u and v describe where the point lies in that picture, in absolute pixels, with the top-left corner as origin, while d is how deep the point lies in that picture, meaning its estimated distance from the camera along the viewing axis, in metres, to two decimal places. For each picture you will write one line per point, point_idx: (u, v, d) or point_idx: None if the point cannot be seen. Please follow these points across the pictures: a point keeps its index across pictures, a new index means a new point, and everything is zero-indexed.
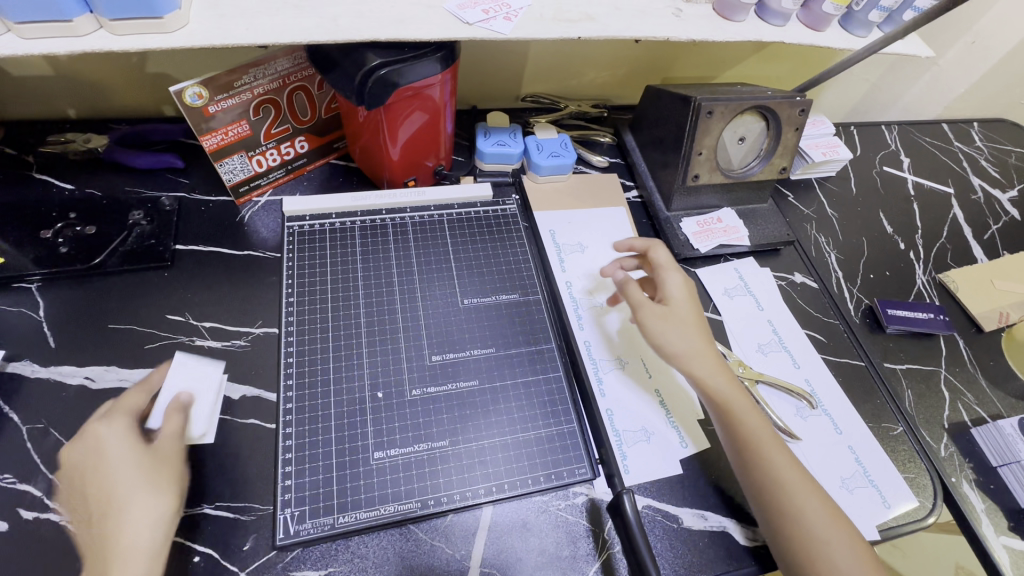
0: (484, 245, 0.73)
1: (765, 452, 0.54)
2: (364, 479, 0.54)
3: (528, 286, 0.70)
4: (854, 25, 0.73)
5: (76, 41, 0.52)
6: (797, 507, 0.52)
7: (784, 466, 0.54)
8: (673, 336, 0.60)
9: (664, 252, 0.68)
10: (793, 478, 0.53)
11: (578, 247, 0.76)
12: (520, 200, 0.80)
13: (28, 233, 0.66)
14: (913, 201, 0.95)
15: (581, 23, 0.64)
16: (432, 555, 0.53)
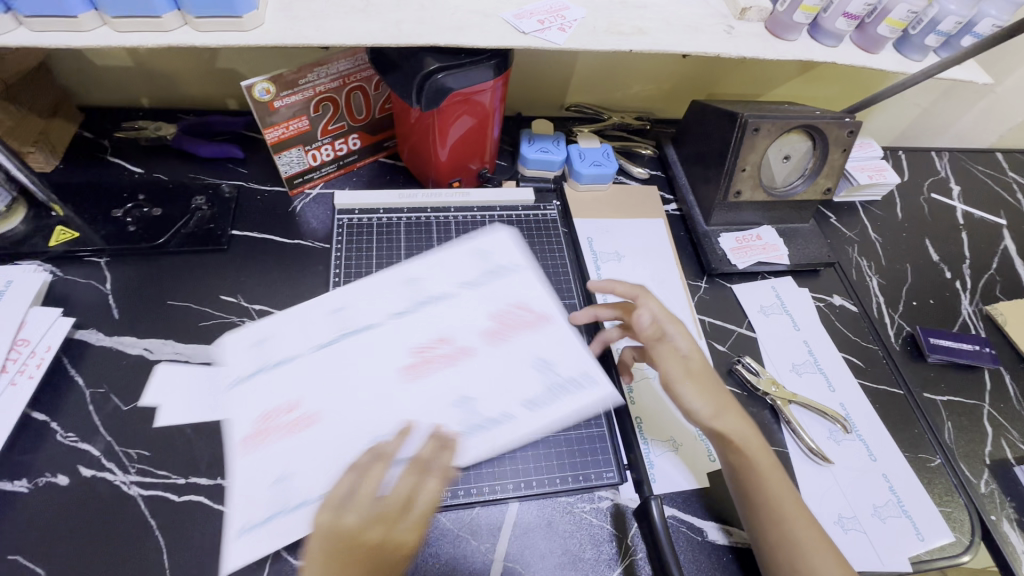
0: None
1: (774, 496, 0.53)
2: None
3: (565, 289, 0.72)
4: (909, 49, 0.72)
5: (162, 35, 0.56)
6: (803, 557, 0.50)
7: (798, 516, 0.52)
8: (690, 394, 0.57)
9: (653, 301, 0.61)
10: (801, 529, 0.51)
11: (614, 256, 0.77)
12: (560, 206, 0.81)
13: (101, 212, 0.71)
14: (962, 229, 0.92)
15: (634, 37, 0.65)
16: (456, 548, 0.54)
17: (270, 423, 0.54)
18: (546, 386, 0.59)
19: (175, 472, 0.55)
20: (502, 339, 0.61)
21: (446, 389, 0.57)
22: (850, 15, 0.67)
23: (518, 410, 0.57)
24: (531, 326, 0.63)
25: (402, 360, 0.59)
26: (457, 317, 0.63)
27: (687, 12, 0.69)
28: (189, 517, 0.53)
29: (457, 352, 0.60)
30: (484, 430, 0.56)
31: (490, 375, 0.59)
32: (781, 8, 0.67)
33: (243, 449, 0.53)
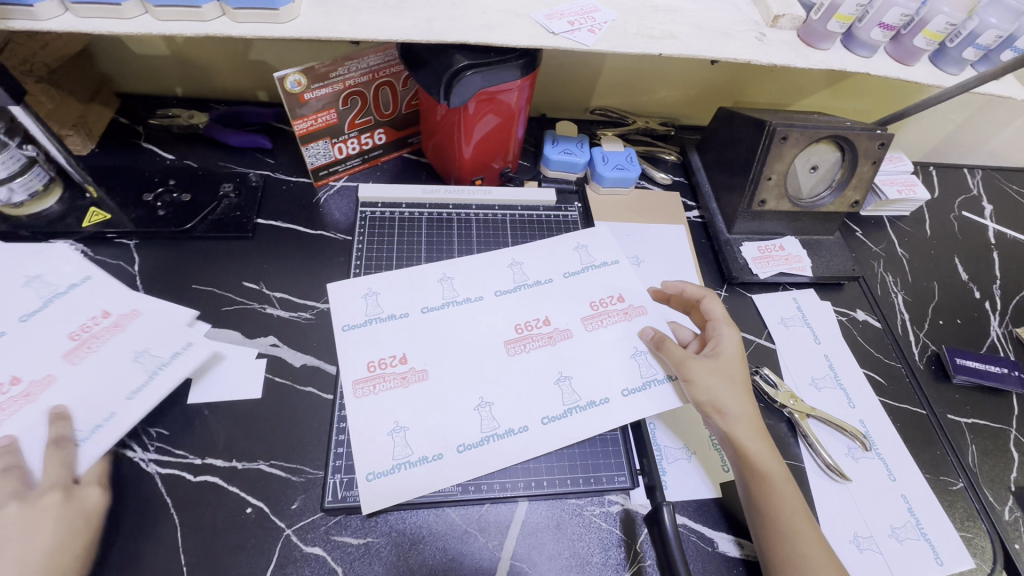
0: (543, 245, 0.74)
1: (784, 515, 0.52)
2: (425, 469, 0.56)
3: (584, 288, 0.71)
4: (945, 62, 0.71)
5: (201, 25, 0.57)
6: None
7: (806, 536, 0.50)
8: (720, 394, 0.57)
9: (718, 305, 0.65)
10: (808, 550, 0.50)
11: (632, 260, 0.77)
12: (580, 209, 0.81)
13: (132, 195, 0.73)
14: (993, 249, 0.90)
15: (664, 40, 0.65)
16: (465, 542, 0.54)
17: (375, 373, 0.60)
18: (638, 372, 0.63)
19: (192, 452, 0.56)
20: (599, 326, 0.67)
21: (548, 366, 0.63)
22: (886, 26, 0.66)
23: (616, 395, 0.62)
24: (625, 317, 0.68)
25: (506, 334, 0.65)
26: (559, 301, 0.69)
27: (718, 18, 0.69)
28: (202, 497, 0.54)
29: (558, 334, 0.66)
30: (580, 409, 0.61)
31: (588, 360, 0.64)
32: (814, 17, 0.66)
33: (357, 389, 0.59)
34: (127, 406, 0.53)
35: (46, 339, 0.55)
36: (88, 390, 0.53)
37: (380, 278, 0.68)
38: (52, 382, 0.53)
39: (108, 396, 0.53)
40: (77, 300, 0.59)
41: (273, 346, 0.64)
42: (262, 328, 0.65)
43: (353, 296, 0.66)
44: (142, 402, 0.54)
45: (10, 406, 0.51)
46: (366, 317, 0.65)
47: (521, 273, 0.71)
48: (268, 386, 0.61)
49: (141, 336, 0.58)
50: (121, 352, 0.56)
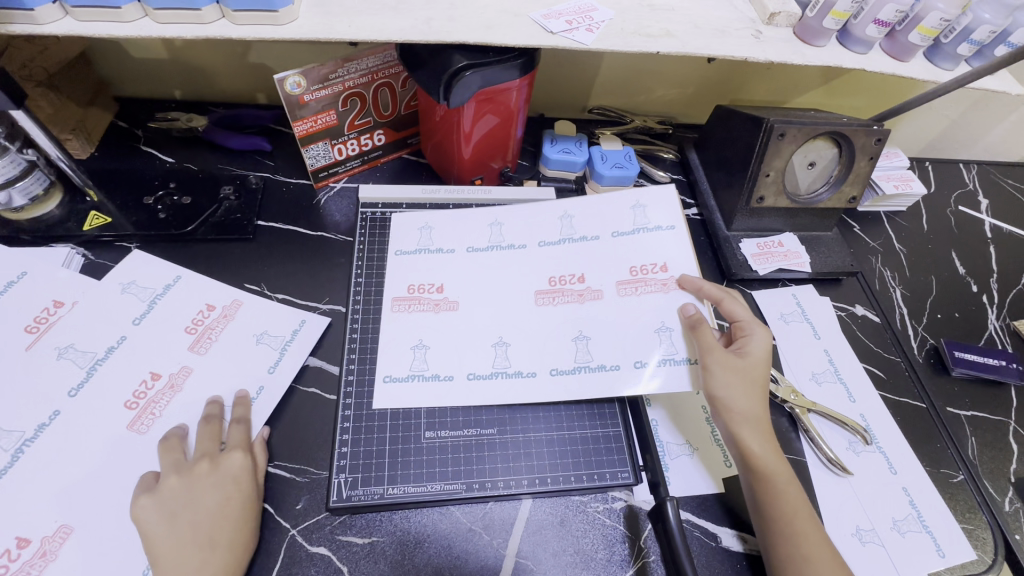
0: (600, 200, 0.71)
1: (789, 516, 0.52)
2: (428, 467, 0.56)
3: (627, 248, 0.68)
4: (940, 57, 0.71)
5: (201, 28, 0.57)
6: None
7: (812, 538, 0.51)
8: (735, 396, 0.57)
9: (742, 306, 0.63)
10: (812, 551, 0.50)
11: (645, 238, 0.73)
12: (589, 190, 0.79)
13: (132, 199, 0.73)
14: (989, 243, 0.90)
15: (661, 39, 0.65)
16: (470, 541, 0.54)
17: (415, 294, 0.65)
18: (659, 348, 0.60)
19: None
20: (632, 293, 0.63)
21: (568, 323, 0.62)
22: (881, 22, 0.66)
23: (627, 366, 0.59)
24: (662, 288, 0.63)
25: (541, 284, 0.66)
26: (599, 259, 0.67)
27: (715, 16, 0.69)
28: None
29: (588, 293, 0.64)
30: (589, 370, 0.59)
31: (613, 324, 0.62)
32: (810, 14, 0.67)
33: (395, 305, 0.65)
34: (271, 379, 0.60)
35: (163, 337, 0.61)
36: (223, 373, 0.59)
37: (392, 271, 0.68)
38: (189, 373, 0.59)
39: (246, 372, 0.60)
40: (177, 299, 0.64)
41: None
42: None
43: (409, 228, 0.72)
44: (284, 372, 0.61)
45: (163, 398, 0.57)
46: (418, 246, 0.70)
47: (569, 227, 0.70)
48: None
49: (251, 323, 0.64)
50: (240, 336, 0.62)
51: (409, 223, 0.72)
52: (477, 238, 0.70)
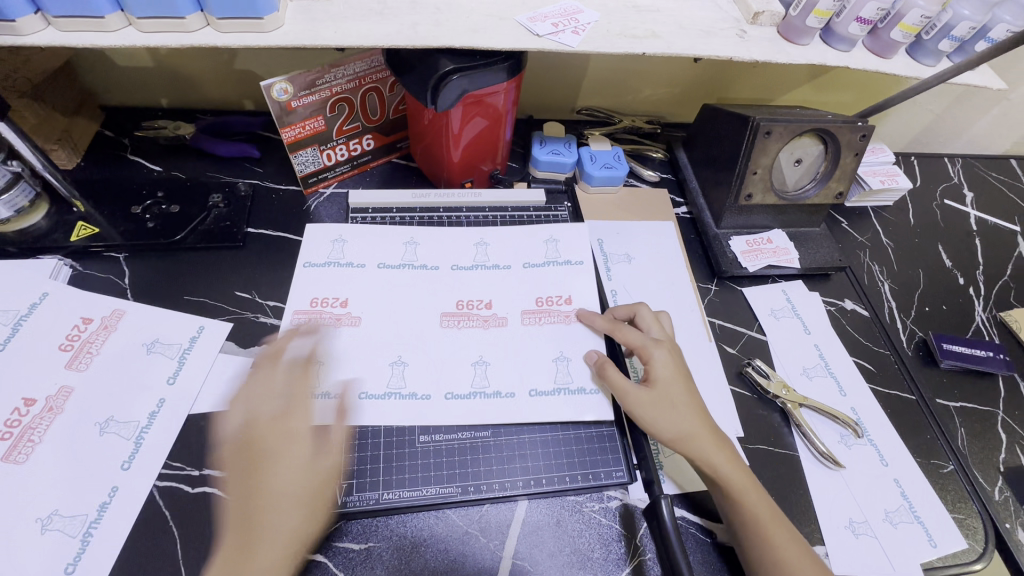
0: (518, 233, 0.75)
1: (762, 529, 0.52)
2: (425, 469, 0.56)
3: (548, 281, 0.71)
4: (922, 54, 0.72)
5: (185, 36, 0.57)
6: None
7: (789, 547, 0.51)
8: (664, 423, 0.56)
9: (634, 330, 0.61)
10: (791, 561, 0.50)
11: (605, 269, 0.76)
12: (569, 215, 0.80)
13: (120, 208, 0.72)
14: (975, 235, 0.91)
15: (646, 40, 0.66)
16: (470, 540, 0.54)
17: (316, 308, 0.65)
18: (553, 377, 0.62)
19: (189, 464, 0.56)
20: (535, 323, 0.66)
21: (472, 347, 0.64)
22: (863, 20, 0.67)
23: (521, 393, 0.61)
24: (564, 320, 0.67)
25: (527, 304, 0.68)
26: (509, 287, 0.69)
27: (699, 17, 0.70)
28: (202, 508, 0.54)
29: (493, 319, 0.66)
30: (569, 392, 0.62)
31: (513, 350, 0.64)
32: (793, 13, 0.67)
33: (296, 318, 0.64)
34: (172, 391, 0.59)
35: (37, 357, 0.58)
36: (118, 390, 0.58)
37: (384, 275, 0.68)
38: (71, 393, 0.57)
39: (149, 386, 0.59)
40: (61, 309, 0.62)
41: None
42: (256, 337, 0.65)
43: (394, 242, 0.72)
44: (185, 385, 0.60)
45: (41, 423, 0.55)
46: (328, 259, 0.69)
47: (485, 253, 0.72)
48: None
49: (139, 332, 0.62)
50: (130, 346, 0.61)
51: (391, 237, 0.72)
52: (457, 253, 0.72)
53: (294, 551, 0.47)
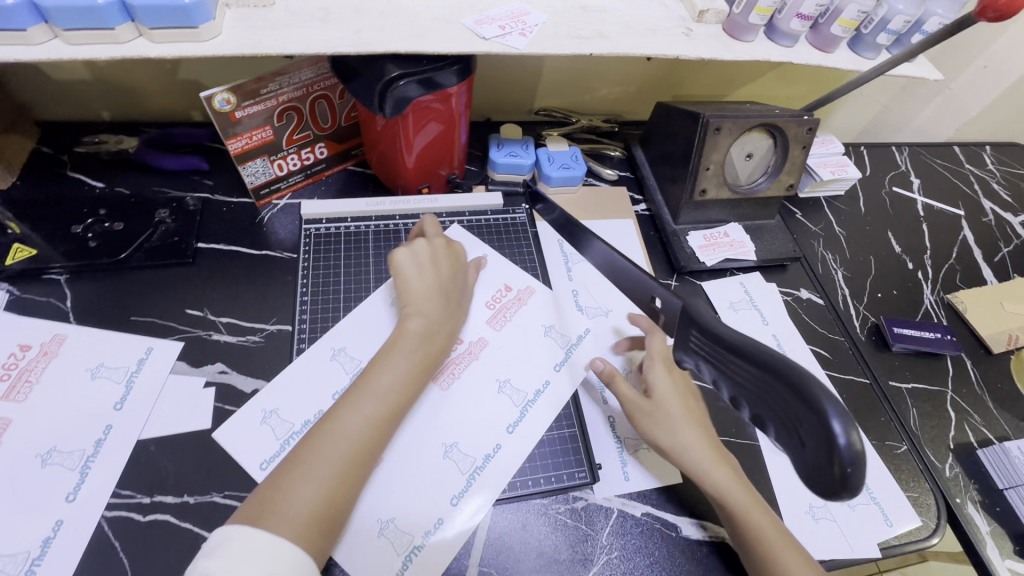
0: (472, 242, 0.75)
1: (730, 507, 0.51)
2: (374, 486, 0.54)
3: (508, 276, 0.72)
4: (862, 47, 0.75)
5: (116, 47, 0.55)
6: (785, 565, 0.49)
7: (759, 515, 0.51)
8: (659, 426, 0.55)
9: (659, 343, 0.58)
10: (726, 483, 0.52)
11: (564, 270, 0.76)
12: (540, 205, 0.79)
13: (60, 228, 0.69)
14: (922, 221, 0.95)
15: (594, 40, 0.66)
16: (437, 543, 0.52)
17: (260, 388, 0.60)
18: (557, 346, 0.67)
19: (140, 491, 0.54)
20: (503, 322, 0.68)
21: (486, 377, 0.63)
22: (804, 15, 0.68)
23: (552, 373, 0.65)
24: (519, 303, 0.70)
25: (484, 314, 0.68)
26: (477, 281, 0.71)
27: (646, 16, 0.70)
28: (155, 537, 0.52)
29: (474, 346, 0.65)
30: (531, 403, 0.62)
31: (509, 356, 0.65)
32: (736, 10, 0.69)
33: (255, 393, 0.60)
34: (120, 416, 0.57)
35: None
36: (60, 418, 0.55)
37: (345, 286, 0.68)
38: (8, 424, 0.54)
39: (96, 412, 0.57)
40: (0, 335, 0.60)
41: (222, 373, 0.62)
42: (208, 355, 0.63)
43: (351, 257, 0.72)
44: (133, 410, 0.57)
45: None
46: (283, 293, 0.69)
47: None
48: (218, 415, 0.59)
49: (81, 358, 0.60)
50: (74, 371, 0.59)
51: (346, 253, 0.72)
52: None
53: (329, 487, 0.46)
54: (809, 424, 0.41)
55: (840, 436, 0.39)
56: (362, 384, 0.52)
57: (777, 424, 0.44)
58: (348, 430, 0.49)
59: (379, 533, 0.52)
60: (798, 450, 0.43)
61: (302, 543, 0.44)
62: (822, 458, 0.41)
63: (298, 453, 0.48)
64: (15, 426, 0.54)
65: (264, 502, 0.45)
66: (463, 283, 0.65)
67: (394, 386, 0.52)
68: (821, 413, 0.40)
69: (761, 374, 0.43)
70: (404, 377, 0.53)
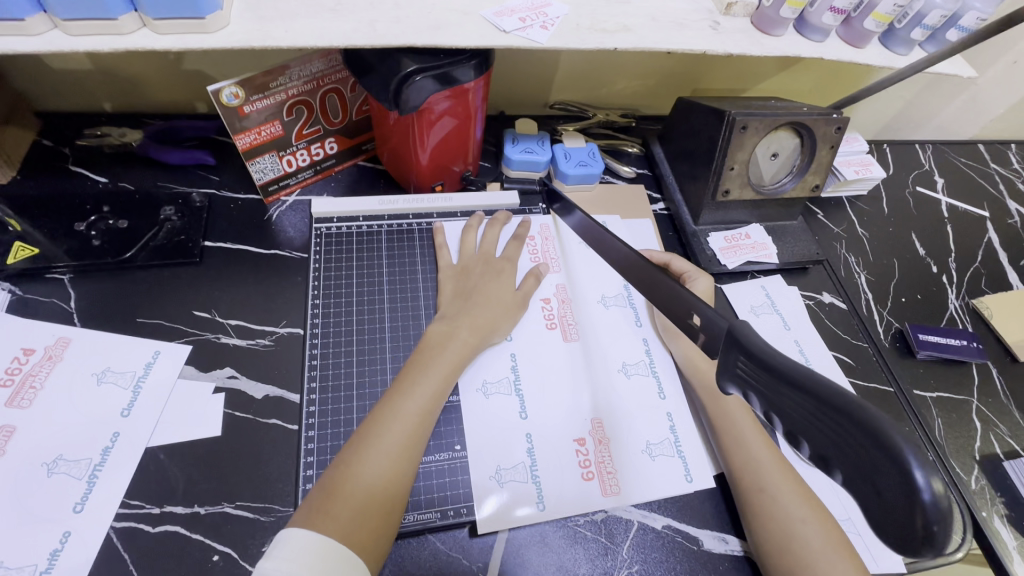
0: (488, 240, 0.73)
1: (767, 495, 0.54)
2: (422, 480, 0.55)
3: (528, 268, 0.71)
4: (895, 43, 0.71)
5: (119, 39, 0.52)
6: (795, 535, 0.52)
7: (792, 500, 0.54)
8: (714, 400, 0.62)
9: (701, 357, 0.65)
10: (775, 479, 0.55)
11: (582, 270, 0.74)
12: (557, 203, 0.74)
13: (62, 226, 0.67)
14: (947, 223, 0.92)
15: (618, 34, 0.63)
16: (555, 490, 0.56)
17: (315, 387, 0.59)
18: (606, 301, 0.72)
19: (149, 501, 0.52)
20: (554, 277, 0.73)
21: (550, 330, 0.68)
22: (836, 9, 0.65)
23: (606, 314, 0.70)
24: (558, 269, 0.74)
25: (541, 288, 0.71)
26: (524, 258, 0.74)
27: (672, 8, 0.67)
28: (165, 549, 0.50)
29: (545, 311, 0.69)
30: (601, 351, 0.67)
31: (568, 315, 0.69)
32: (766, 3, 0.65)
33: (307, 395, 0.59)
34: (127, 423, 0.55)
35: None
36: (64, 425, 0.54)
37: (359, 291, 0.67)
38: (12, 432, 0.52)
39: (102, 418, 0.55)
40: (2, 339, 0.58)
41: (231, 378, 0.60)
42: (217, 359, 0.61)
43: (362, 259, 0.70)
44: (140, 417, 0.56)
45: None
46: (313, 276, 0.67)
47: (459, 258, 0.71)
48: (228, 422, 0.58)
49: (86, 362, 0.58)
50: (78, 375, 0.57)
51: (358, 254, 0.70)
52: (425, 266, 0.70)
53: (394, 472, 0.50)
54: (885, 471, 0.27)
55: (920, 481, 0.26)
56: (408, 380, 0.56)
57: (840, 469, 0.30)
58: (402, 423, 0.53)
59: (499, 482, 0.56)
60: (879, 504, 0.28)
61: (368, 526, 0.47)
62: (887, 511, 0.28)
63: (356, 445, 0.51)
64: (19, 434, 0.52)
65: (326, 497, 0.48)
66: (502, 283, 0.67)
67: (444, 381, 0.57)
68: (899, 454, 0.27)
69: (814, 401, 0.30)
70: (445, 376, 0.57)
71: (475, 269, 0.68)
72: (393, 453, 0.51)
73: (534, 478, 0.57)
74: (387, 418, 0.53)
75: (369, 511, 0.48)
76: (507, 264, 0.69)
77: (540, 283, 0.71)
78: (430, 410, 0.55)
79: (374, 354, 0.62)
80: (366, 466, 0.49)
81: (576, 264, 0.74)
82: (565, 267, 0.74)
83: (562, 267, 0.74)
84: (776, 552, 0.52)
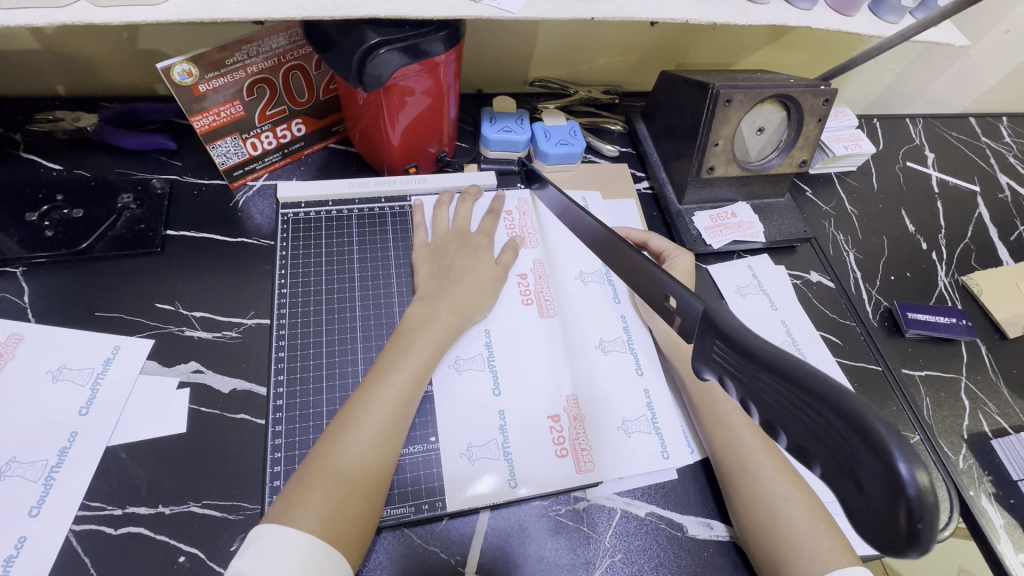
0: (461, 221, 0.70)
1: (750, 477, 0.53)
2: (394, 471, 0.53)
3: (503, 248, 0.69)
4: (885, 10, 0.68)
5: (55, 13, 0.49)
6: (779, 517, 0.50)
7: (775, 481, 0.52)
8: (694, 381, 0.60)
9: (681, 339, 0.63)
10: (758, 460, 0.54)
11: (561, 249, 0.72)
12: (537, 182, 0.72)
13: (13, 217, 0.64)
14: (936, 198, 0.90)
15: (595, 3, 0.59)
16: (530, 475, 0.55)
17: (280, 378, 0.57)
18: (586, 278, 0.69)
19: (110, 502, 0.50)
20: (531, 253, 0.70)
21: (524, 310, 0.65)
22: None
23: (585, 291, 0.68)
24: (535, 245, 0.71)
25: (518, 266, 0.69)
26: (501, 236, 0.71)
27: None
28: (128, 551, 0.48)
29: (521, 287, 0.67)
30: (578, 331, 0.65)
31: (543, 292, 0.67)
32: None
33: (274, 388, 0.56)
34: (86, 422, 0.53)
35: None
36: (18, 425, 0.51)
37: (327, 278, 0.64)
38: None
39: (59, 418, 0.52)
40: None
41: (196, 372, 0.58)
42: (181, 353, 0.59)
43: (331, 245, 0.67)
44: (99, 415, 0.53)
45: None
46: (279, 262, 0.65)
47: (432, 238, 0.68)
48: (193, 418, 0.55)
49: (41, 360, 0.55)
50: (33, 374, 0.54)
51: (326, 239, 0.67)
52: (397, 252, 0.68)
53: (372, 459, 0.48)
54: (870, 465, 0.26)
55: (905, 474, 0.24)
56: (383, 366, 0.54)
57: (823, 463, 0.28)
58: (378, 410, 0.50)
59: (471, 461, 0.55)
60: (860, 500, 0.27)
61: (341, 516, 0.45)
62: (875, 509, 0.26)
63: (330, 434, 0.49)
64: None
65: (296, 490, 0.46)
66: (477, 256, 0.65)
67: (423, 364, 0.55)
68: (883, 448, 0.25)
69: (795, 390, 0.28)
70: (423, 359, 0.55)
71: (449, 244, 0.66)
72: (373, 441, 0.49)
73: (507, 456, 0.55)
74: (360, 405, 0.50)
75: (350, 503, 0.46)
76: (482, 236, 0.68)
77: (517, 258, 0.69)
78: (408, 394, 0.53)
79: (341, 340, 0.60)
80: (340, 455, 0.47)
81: (555, 241, 0.72)
82: (542, 241, 0.72)
83: (540, 245, 0.71)
84: (759, 531, 0.51)
